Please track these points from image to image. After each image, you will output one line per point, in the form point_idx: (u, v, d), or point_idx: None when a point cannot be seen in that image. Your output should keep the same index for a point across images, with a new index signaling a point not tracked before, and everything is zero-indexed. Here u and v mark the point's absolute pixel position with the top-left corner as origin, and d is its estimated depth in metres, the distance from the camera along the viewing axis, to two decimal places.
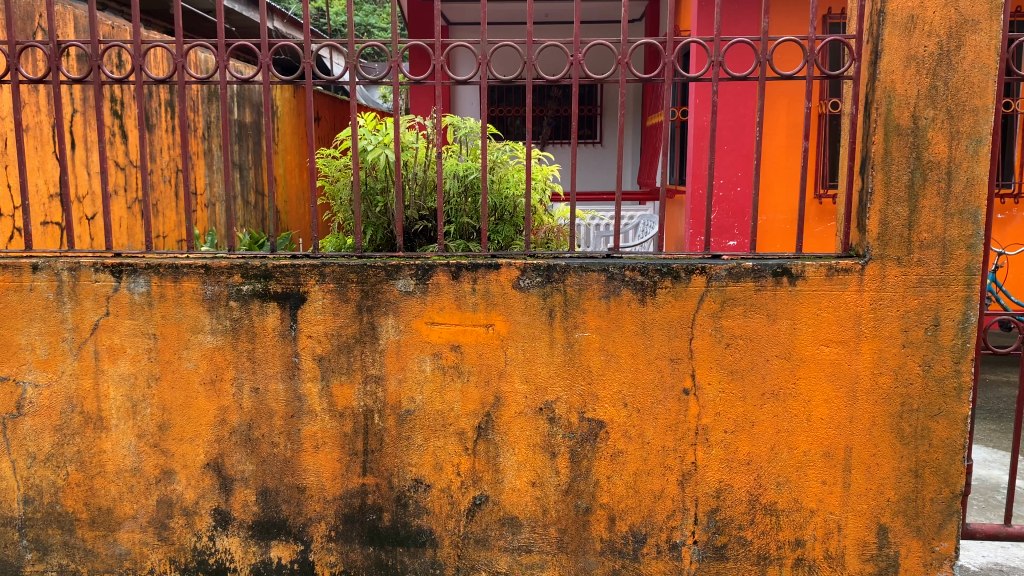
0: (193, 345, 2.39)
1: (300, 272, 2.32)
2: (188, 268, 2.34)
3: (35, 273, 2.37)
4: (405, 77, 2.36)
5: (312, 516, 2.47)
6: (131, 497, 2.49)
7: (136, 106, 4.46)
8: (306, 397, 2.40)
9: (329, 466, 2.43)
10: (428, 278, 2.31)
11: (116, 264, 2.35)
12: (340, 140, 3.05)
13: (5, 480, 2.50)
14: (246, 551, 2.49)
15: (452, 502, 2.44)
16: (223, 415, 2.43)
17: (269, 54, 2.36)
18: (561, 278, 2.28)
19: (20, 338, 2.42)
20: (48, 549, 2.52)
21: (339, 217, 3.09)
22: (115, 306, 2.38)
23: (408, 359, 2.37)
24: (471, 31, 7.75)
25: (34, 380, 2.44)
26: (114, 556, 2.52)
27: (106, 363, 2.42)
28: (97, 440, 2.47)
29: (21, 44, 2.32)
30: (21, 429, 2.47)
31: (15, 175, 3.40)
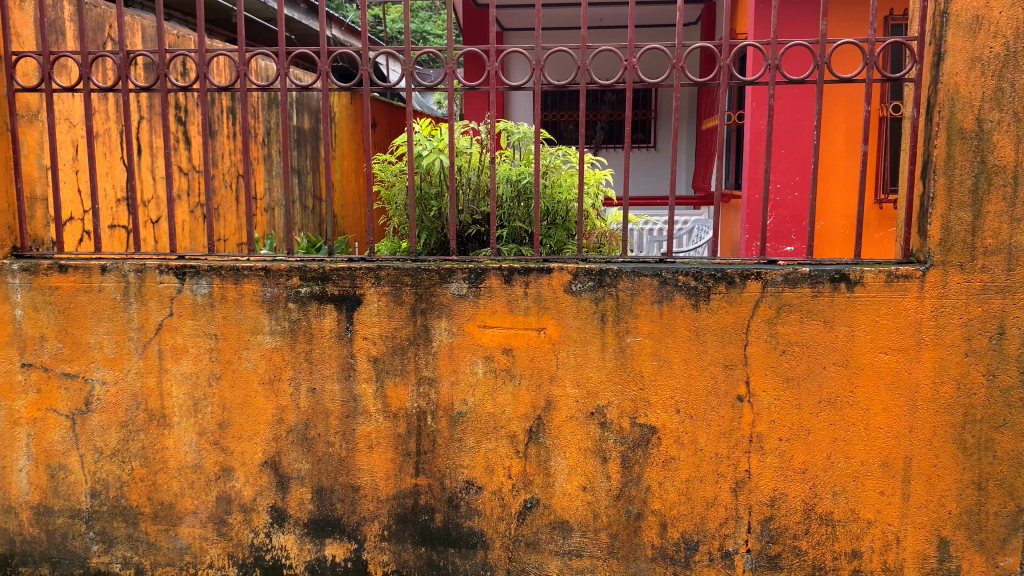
0: (253, 345, 2.45)
1: (356, 275, 2.37)
2: (249, 270, 2.40)
3: (103, 275, 2.46)
4: (459, 83, 2.37)
5: (366, 515, 2.50)
6: (192, 493, 2.56)
7: (199, 113, 4.58)
8: (362, 398, 2.44)
9: (382, 465, 2.47)
10: (481, 282, 2.33)
11: (179, 266, 2.43)
12: (396, 145, 3.08)
13: (72, 474, 2.59)
14: (302, 548, 2.54)
15: (503, 505, 2.45)
16: (281, 414, 2.48)
17: (328, 61, 2.42)
18: (613, 283, 2.28)
19: (88, 337, 2.51)
20: (113, 541, 2.61)
21: (394, 221, 3.12)
22: (178, 307, 2.45)
23: (461, 362, 2.39)
24: (524, 36, 7.75)
25: (102, 377, 2.53)
26: (175, 550, 2.60)
27: (169, 362, 2.50)
28: (160, 436, 2.55)
29: (91, 54, 2.41)
30: (88, 425, 2.56)
31: (86, 181, 3.52)
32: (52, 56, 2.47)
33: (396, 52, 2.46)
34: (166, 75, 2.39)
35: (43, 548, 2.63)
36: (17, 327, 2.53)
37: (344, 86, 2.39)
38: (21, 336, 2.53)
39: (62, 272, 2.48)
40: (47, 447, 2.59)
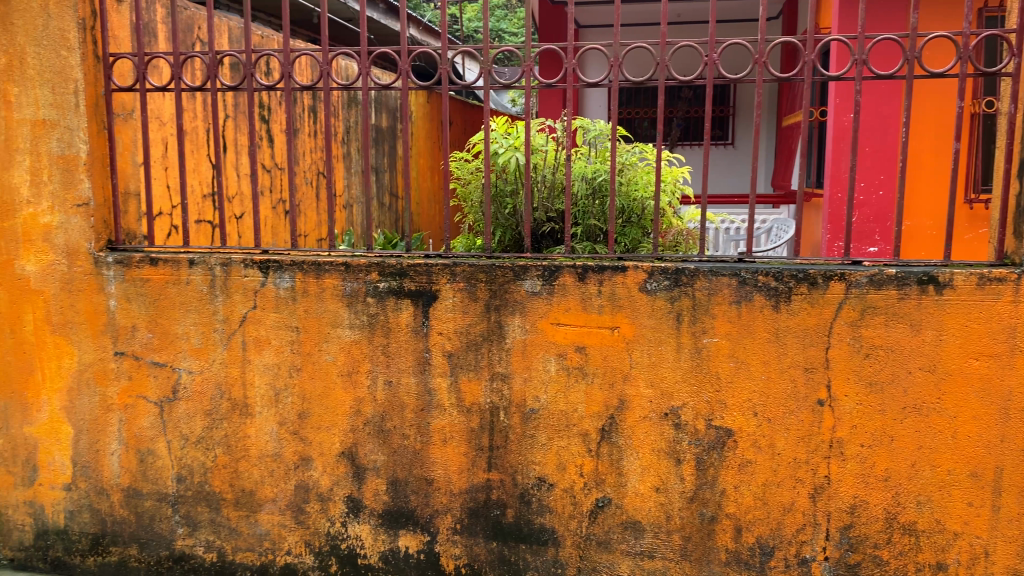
0: (332, 338, 2.50)
1: (432, 271, 2.40)
2: (329, 265, 2.46)
3: (191, 268, 2.56)
4: (536, 81, 2.39)
5: (438, 508, 2.53)
6: (272, 481, 2.63)
7: (282, 112, 4.70)
8: (436, 392, 2.47)
9: (455, 460, 2.50)
10: (555, 279, 2.34)
11: (264, 260, 2.50)
12: (472, 143, 3.10)
13: (160, 459, 2.70)
14: (376, 538, 2.58)
15: (575, 503, 2.44)
16: (358, 406, 2.53)
17: (408, 61, 2.47)
18: (690, 282, 2.26)
19: (177, 327, 2.61)
20: (197, 525, 2.71)
21: (469, 218, 3.14)
22: (261, 300, 2.53)
23: (534, 359, 2.40)
24: (601, 33, 7.70)
25: (189, 367, 2.63)
26: (255, 536, 2.67)
27: (252, 353, 2.57)
28: (243, 425, 2.62)
29: (183, 55, 2.51)
30: (176, 413, 2.66)
31: (175, 177, 3.65)
32: (145, 57, 2.57)
33: (474, 50, 2.50)
34: (253, 75, 2.48)
35: (133, 529, 2.75)
36: (111, 317, 2.65)
37: (423, 85, 2.43)
38: (115, 325, 2.65)
39: (153, 265, 2.58)
40: (137, 432, 2.70)
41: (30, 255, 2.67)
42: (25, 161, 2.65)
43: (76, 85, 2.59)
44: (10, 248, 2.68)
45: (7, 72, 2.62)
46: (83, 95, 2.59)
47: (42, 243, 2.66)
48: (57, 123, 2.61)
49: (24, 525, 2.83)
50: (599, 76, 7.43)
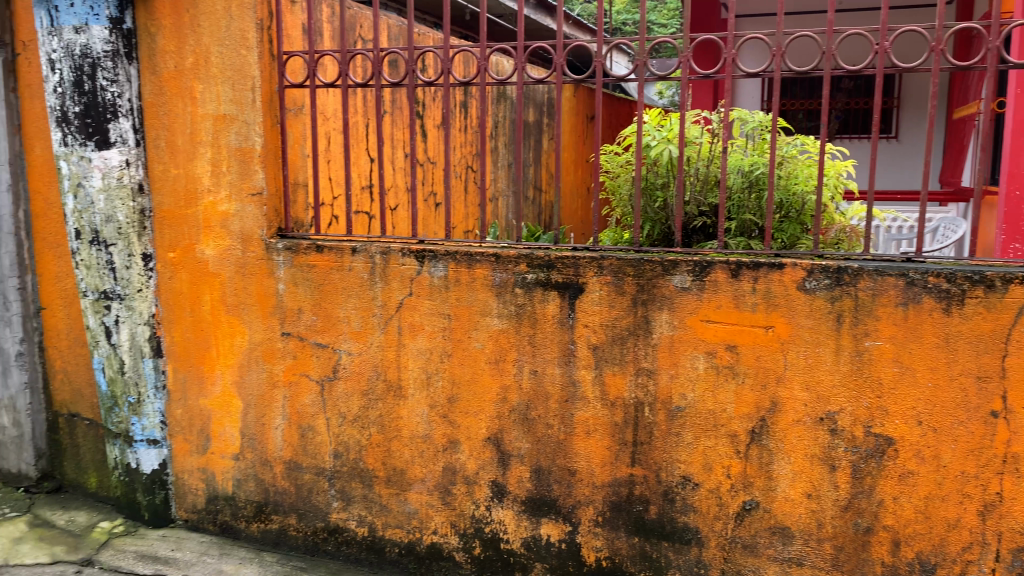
0: (481, 326, 2.57)
1: (581, 264, 2.42)
2: (480, 256, 2.53)
3: (353, 255, 2.69)
4: (695, 72, 2.35)
5: (581, 499, 2.54)
6: (422, 462, 2.73)
7: (436, 106, 4.83)
8: (581, 383, 2.48)
9: (599, 453, 2.50)
10: (706, 275, 2.29)
11: (419, 250, 2.60)
12: (624, 136, 3.09)
13: (319, 435, 2.86)
14: (519, 525, 2.63)
15: (721, 504, 2.39)
16: (504, 394, 2.58)
17: (563, 54, 2.49)
18: (852, 281, 2.16)
19: (338, 311, 2.75)
20: (350, 499, 2.85)
21: (618, 211, 3.12)
22: (417, 288, 2.63)
23: (681, 356, 2.36)
24: (757, 23, 7.45)
25: (348, 349, 2.76)
26: (404, 514, 2.78)
27: (406, 338, 2.68)
28: (395, 406, 2.73)
29: (350, 54, 2.68)
30: (334, 391, 2.81)
31: (337, 169, 3.83)
32: (316, 55, 2.72)
33: (627, 45, 2.48)
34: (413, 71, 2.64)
35: (292, 500, 2.93)
36: (279, 300, 2.82)
37: (577, 79, 2.47)
38: (282, 308, 2.82)
39: (318, 252, 2.73)
40: (300, 409, 2.87)
41: (209, 240, 2.90)
42: (208, 153, 2.87)
43: (253, 82, 2.77)
44: (193, 234, 2.93)
45: (194, 71, 2.84)
46: (259, 91, 2.77)
47: (221, 229, 2.88)
48: (236, 118, 2.81)
49: (197, 490, 3.09)
50: (757, 67, 7.14)
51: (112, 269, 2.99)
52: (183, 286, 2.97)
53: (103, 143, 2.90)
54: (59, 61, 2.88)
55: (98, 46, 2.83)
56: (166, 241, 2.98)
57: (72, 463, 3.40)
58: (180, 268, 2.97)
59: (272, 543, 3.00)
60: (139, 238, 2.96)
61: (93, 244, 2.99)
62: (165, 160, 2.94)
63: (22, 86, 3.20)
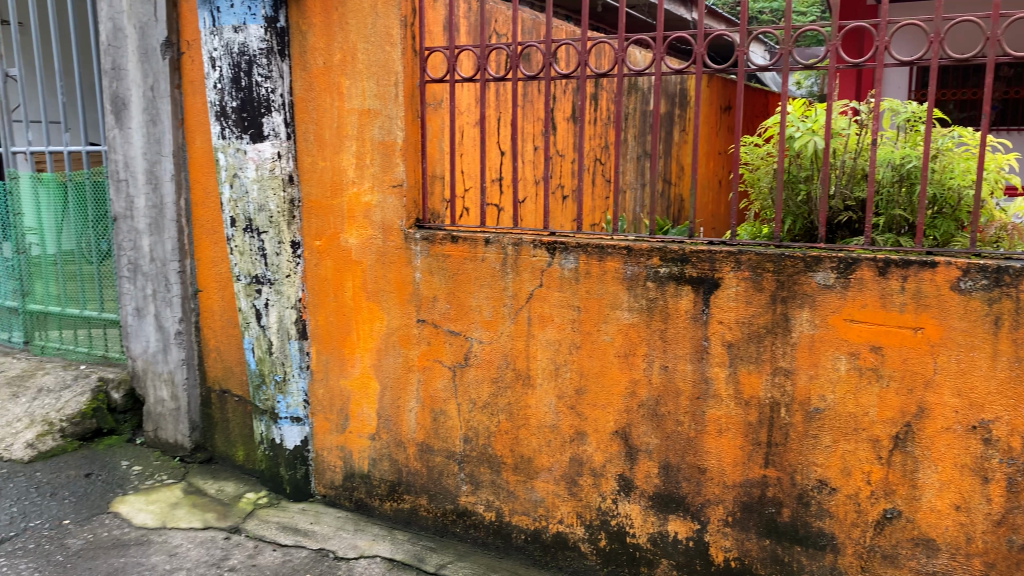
0: (612, 319, 2.57)
1: (716, 258, 2.38)
2: (613, 249, 2.52)
3: (486, 246, 2.74)
4: (844, 61, 2.26)
5: (710, 497, 2.50)
6: (549, 451, 2.76)
7: (567, 99, 4.85)
8: (713, 380, 2.44)
9: (730, 452, 2.45)
10: (852, 272, 2.21)
11: (551, 241, 2.63)
12: (765, 128, 3.00)
13: (450, 420, 2.93)
14: (646, 520, 2.62)
15: (860, 511, 2.30)
16: (634, 388, 2.57)
17: (704, 45, 2.45)
18: (1014, 283, 2.03)
19: (471, 300, 2.81)
20: (479, 484, 2.92)
21: (756, 205, 3.02)
22: (547, 279, 2.65)
23: (822, 355, 2.28)
24: (908, 9, 7.05)
25: (479, 337, 2.82)
26: (531, 502, 2.82)
27: (536, 328, 2.71)
28: (524, 396, 2.77)
29: (490, 48, 2.75)
30: (465, 378, 2.88)
31: (470, 161, 3.91)
32: (456, 50, 2.80)
33: (770, 35, 2.42)
34: (552, 64, 2.71)
35: (423, 481, 3.04)
36: (415, 288, 2.92)
37: (718, 70, 2.42)
38: (418, 296, 2.92)
39: (453, 242, 2.81)
40: (432, 393, 2.96)
41: (352, 229, 3.04)
42: (353, 146, 3.01)
43: (396, 77, 2.87)
44: (337, 223, 3.08)
45: (341, 67, 2.98)
46: (402, 86, 2.86)
47: (363, 219, 3.01)
48: (380, 113, 2.92)
49: (335, 467, 3.26)
50: (911, 55, 6.71)
51: (264, 255, 3.13)
52: (327, 272, 3.13)
53: (257, 136, 3.03)
54: (220, 59, 2.99)
55: (254, 44, 2.96)
56: (313, 230, 3.15)
57: (223, 436, 3.64)
58: (326, 255, 3.13)
59: (403, 522, 3.12)
60: (290, 226, 3.12)
61: (246, 232, 3.12)
62: (315, 152, 3.10)
63: (186, 83, 3.41)
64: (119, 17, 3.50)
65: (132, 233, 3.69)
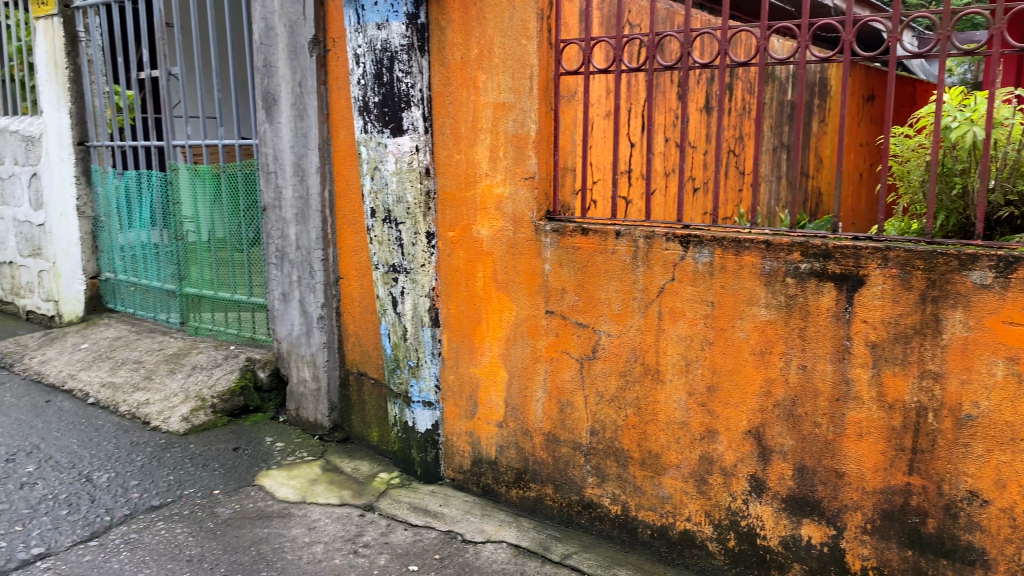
0: (747, 315, 2.51)
1: (862, 254, 2.29)
2: (750, 243, 2.47)
3: (618, 238, 2.73)
4: (1008, 46, 2.11)
5: (848, 503, 2.41)
6: (678, 448, 2.73)
7: (701, 90, 4.75)
8: (854, 382, 2.35)
9: (871, 457, 2.35)
10: (1012, 271, 2.07)
11: (685, 235, 2.59)
12: (918, 118, 2.84)
13: (577, 412, 2.95)
14: (778, 522, 2.55)
15: (1015, 526, 2.15)
16: (768, 387, 2.50)
17: (853, 31, 2.35)
18: None
19: (601, 293, 2.81)
20: (605, 477, 2.92)
21: (906, 199, 2.88)
22: (680, 273, 2.62)
23: (976, 359, 2.15)
24: None
25: (608, 330, 2.82)
26: (658, 497, 2.80)
27: (667, 323, 2.68)
28: (653, 391, 2.75)
29: (626, 38, 2.72)
30: (593, 370, 2.88)
31: (600, 154, 3.90)
32: (591, 42, 2.79)
33: (925, 21, 2.29)
34: (689, 54, 2.65)
35: (550, 471, 3.07)
36: (545, 279, 2.94)
37: (867, 57, 2.31)
38: (548, 287, 2.94)
39: (584, 234, 2.81)
40: (560, 384, 2.98)
41: (485, 221, 3.10)
42: (487, 139, 3.05)
43: (531, 70, 2.89)
44: (470, 214, 3.14)
45: (478, 61, 3.03)
46: (537, 79, 2.88)
47: (496, 211, 3.06)
48: (515, 106, 2.96)
49: (464, 452, 3.34)
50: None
51: (401, 244, 3.27)
52: (460, 262, 3.20)
53: (397, 130, 3.18)
54: (364, 56, 3.18)
55: (396, 40, 3.09)
56: (447, 221, 3.22)
57: (358, 418, 3.80)
58: (458, 245, 3.20)
59: (529, 510, 3.16)
60: (425, 217, 3.23)
61: (385, 222, 3.29)
62: (450, 146, 3.17)
63: (331, 79, 3.57)
64: (271, 17, 3.70)
65: (280, 223, 3.89)
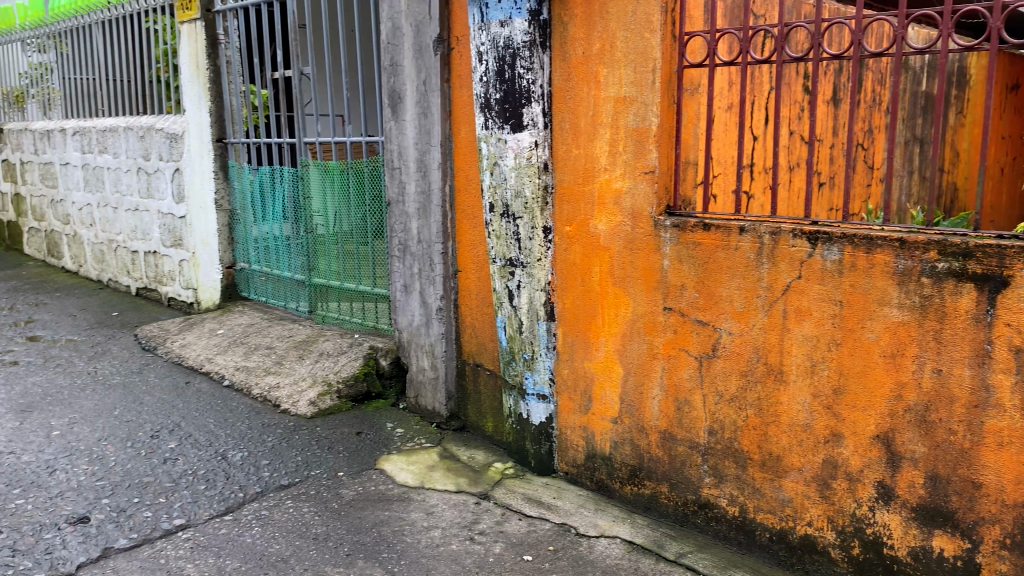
0: (878, 316, 2.42)
1: (1007, 254, 2.16)
2: (882, 241, 2.38)
3: (741, 234, 2.68)
4: None
5: (985, 516, 2.29)
6: (800, 451, 2.66)
7: (828, 81, 4.59)
8: (995, 389, 2.22)
9: (1012, 468, 2.22)
10: None
11: (813, 231, 2.52)
12: None
13: (695, 410, 2.91)
14: (907, 532, 2.45)
15: None
16: (900, 391, 2.40)
17: (1001, 17, 2.21)
18: None
19: (722, 290, 2.76)
20: (723, 477, 2.88)
21: None
22: (807, 271, 2.55)
23: None
24: None
25: (729, 328, 2.77)
26: (778, 501, 2.74)
27: (792, 322, 2.61)
28: (776, 391, 2.68)
29: (753, 29, 2.64)
30: (713, 369, 2.84)
31: (720, 148, 3.83)
32: (716, 33, 2.73)
33: None
34: (821, 44, 2.55)
35: (665, 469, 3.04)
36: (664, 276, 2.92)
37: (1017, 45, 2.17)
38: (667, 283, 2.91)
39: (705, 230, 2.77)
40: (678, 382, 2.94)
41: (603, 216, 3.10)
42: (607, 134, 3.05)
43: (654, 64, 2.86)
44: (588, 209, 3.15)
45: (600, 56, 3.03)
46: (659, 73, 2.86)
47: (614, 206, 3.06)
48: (636, 100, 2.94)
49: (578, 446, 3.35)
50: None
51: (518, 239, 3.36)
52: (577, 257, 3.21)
53: (517, 126, 3.27)
54: (486, 53, 3.30)
55: (519, 37, 3.20)
56: (565, 216, 3.24)
57: (474, 408, 3.87)
58: (575, 240, 3.21)
59: (643, 507, 3.15)
60: (542, 212, 3.28)
61: (503, 216, 3.38)
62: (569, 140, 3.18)
63: (454, 77, 3.65)
64: (398, 17, 3.82)
65: (403, 217, 4.01)
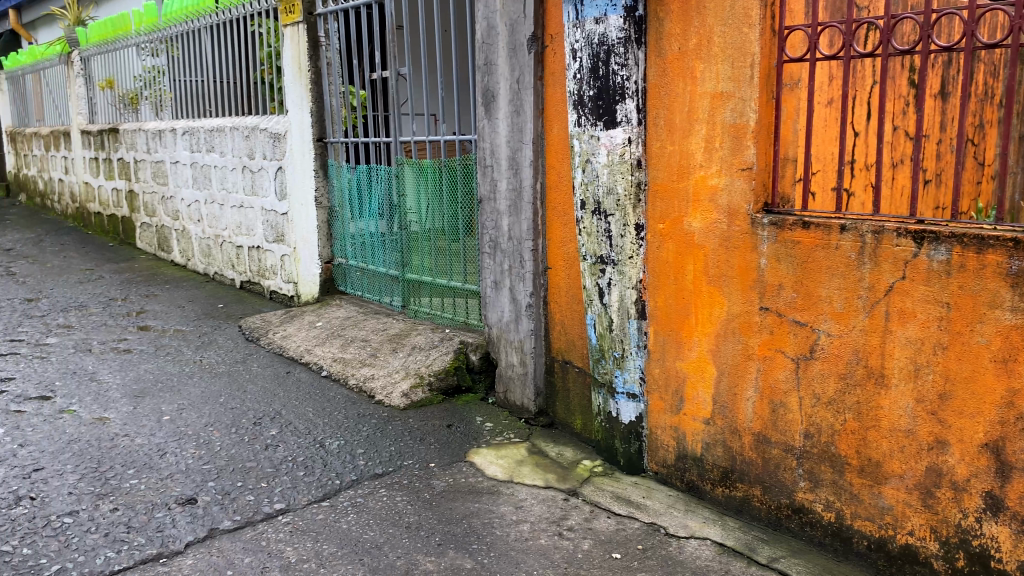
0: (989, 319, 2.32)
1: None
2: (995, 240, 2.28)
3: (842, 233, 2.61)
4: None
5: None
6: (902, 457, 2.57)
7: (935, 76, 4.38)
8: None
9: None
10: None
11: (919, 230, 2.43)
12: None
13: (790, 413, 2.84)
14: (1017, 545, 2.34)
15: None
16: (1011, 398, 2.30)
17: None
18: None
19: (821, 291, 2.70)
20: (819, 482, 2.81)
21: None
22: (911, 272, 2.47)
23: None
24: None
25: (828, 329, 2.69)
26: (877, 508, 2.66)
27: (895, 324, 2.53)
28: (877, 395, 2.60)
29: (858, 21, 2.57)
30: (810, 371, 2.77)
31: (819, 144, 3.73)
32: (818, 27, 2.68)
33: None
34: (930, 37, 2.47)
35: (758, 472, 2.99)
36: (760, 275, 2.87)
37: None
38: (763, 283, 2.86)
39: (804, 228, 2.71)
40: (773, 384, 2.88)
41: (697, 214, 3.07)
42: (702, 130, 3.02)
43: (753, 58, 2.81)
44: (682, 207, 3.12)
45: (696, 51, 2.99)
46: (758, 67, 2.80)
47: (709, 203, 3.02)
48: (733, 95, 2.89)
49: (668, 446, 3.33)
50: None
51: (609, 236, 3.41)
52: (669, 255, 3.19)
53: (610, 123, 3.33)
54: (581, 50, 3.40)
55: (613, 34, 3.26)
56: (658, 213, 3.22)
57: (563, 405, 3.89)
58: (668, 238, 3.19)
59: (735, 510, 3.11)
60: (635, 209, 3.28)
61: (595, 214, 3.45)
62: (663, 137, 3.16)
63: (547, 75, 3.67)
64: (493, 16, 3.87)
65: (494, 214, 4.06)
